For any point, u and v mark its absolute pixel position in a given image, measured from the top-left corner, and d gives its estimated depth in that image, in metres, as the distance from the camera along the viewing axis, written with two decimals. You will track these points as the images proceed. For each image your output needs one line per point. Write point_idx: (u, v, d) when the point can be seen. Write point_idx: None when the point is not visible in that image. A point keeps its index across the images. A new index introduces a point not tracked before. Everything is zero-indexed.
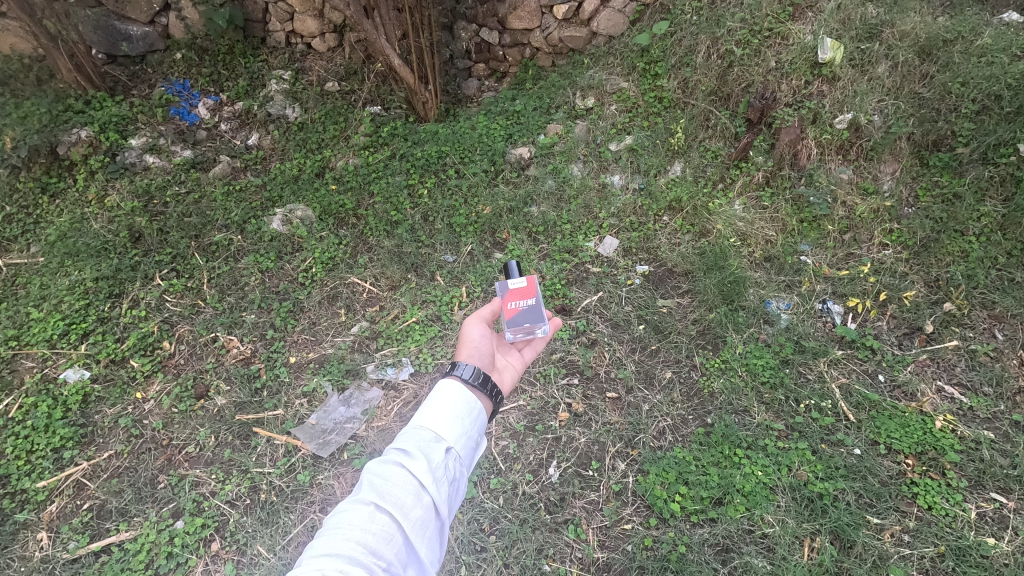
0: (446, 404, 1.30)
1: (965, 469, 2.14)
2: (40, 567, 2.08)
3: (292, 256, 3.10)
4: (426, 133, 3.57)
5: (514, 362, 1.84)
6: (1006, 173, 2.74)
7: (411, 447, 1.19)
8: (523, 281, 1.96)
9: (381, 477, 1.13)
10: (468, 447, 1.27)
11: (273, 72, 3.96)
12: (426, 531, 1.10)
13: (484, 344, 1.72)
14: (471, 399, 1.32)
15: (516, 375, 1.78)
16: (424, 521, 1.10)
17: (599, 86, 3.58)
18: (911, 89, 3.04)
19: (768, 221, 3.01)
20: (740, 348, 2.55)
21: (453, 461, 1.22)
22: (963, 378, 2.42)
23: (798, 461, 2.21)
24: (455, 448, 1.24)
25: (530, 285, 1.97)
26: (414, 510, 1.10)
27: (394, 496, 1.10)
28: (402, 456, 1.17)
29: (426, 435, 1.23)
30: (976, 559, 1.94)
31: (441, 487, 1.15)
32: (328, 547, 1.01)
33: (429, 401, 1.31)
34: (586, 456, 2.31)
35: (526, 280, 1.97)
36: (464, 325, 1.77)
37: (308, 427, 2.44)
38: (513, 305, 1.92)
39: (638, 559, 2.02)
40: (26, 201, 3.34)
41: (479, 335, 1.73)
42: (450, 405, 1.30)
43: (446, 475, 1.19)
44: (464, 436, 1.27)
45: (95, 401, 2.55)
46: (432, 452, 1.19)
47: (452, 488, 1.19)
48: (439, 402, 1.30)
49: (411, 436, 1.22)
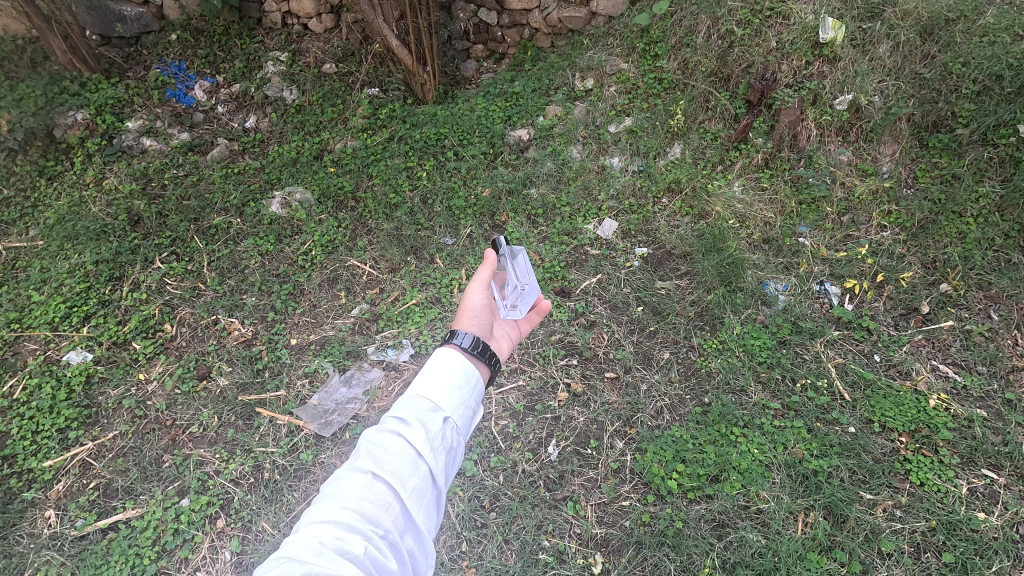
0: (443, 374, 1.31)
1: (957, 446, 2.17)
2: (49, 544, 2.12)
3: (291, 239, 3.10)
4: (425, 115, 3.55)
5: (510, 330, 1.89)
6: (1006, 153, 2.76)
7: (409, 416, 1.21)
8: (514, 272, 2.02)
9: (378, 446, 1.15)
10: (465, 417, 1.29)
11: (269, 53, 3.91)
12: (423, 499, 1.12)
13: (486, 313, 1.74)
14: (468, 368, 1.35)
15: (511, 344, 1.84)
16: (421, 490, 1.13)
17: (599, 67, 3.55)
18: (912, 69, 3.03)
19: (767, 203, 3.02)
20: (738, 329, 2.58)
21: (451, 431, 1.24)
22: (958, 358, 2.44)
23: (795, 438, 2.24)
24: (453, 418, 1.25)
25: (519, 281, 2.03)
26: (411, 479, 1.12)
27: (391, 466, 1.12)
28: (399, 425, 1.19)
29: (424, 404, 1.24)
30: (965, 533, 1.98)
31: (438, 456, 1.17)
32: (326, 514, 1.04)
33: (426, 370, 1.32)
34: (585, 435, 2.34)
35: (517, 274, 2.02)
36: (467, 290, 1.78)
37: (310, 408, 2.47)
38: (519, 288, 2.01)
39: (636, 534, 2.06)
40: (24, 184, 3.33)
41: (480, 303, 1.75)
42: (447, 376, 1.31)
43: (444, 444, 1.20)
44: (461, 405, 1.29)
45: (98, 381, 2.57)
46: (429, 422, 1.21)
47: (448, 457, 1.21)
48: (436, 373, 1.31)
49: (408, 405, 1.24)
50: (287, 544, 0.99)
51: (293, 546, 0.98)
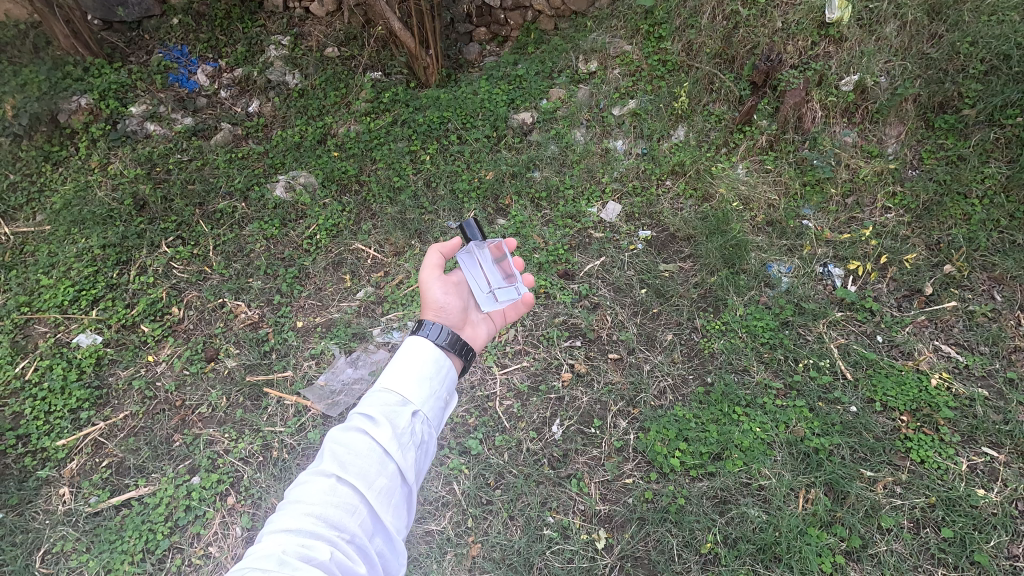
0: (411, 366, 1.33)
1: (958, 424, 2.19)
2: (64, 520, 2.17)
3: (296, 223, 3.12)
4: (427, 99, 3.53)
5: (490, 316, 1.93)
6: (1013, 134, 2.75)
7: (376, 413, 1.22)
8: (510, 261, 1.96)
9: (342, 446, 1.16)
10: (434, 409, 1.31)
11: (272, 37, 3.89)
12: (391, 499, 1.14)
13: (449, 302, 1.78)
14: (437, 360, 1.36)
15: (490, 328, 1.90)
16: (389, 489, 1.15)
17: (602, 49, 3.51)
18: (919, 49, 3.01)
19: (770, 185, 3.01)
20: (741, 310, 2.59)
21: (420, 424, 1.26)
22: (960, 338, 2.45)
23: (796, 417, 2.26)
24: (422, 412, 1.28)
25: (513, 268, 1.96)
26: (378, 479, 1.14)
27: (356, 467, 1.14)
28: (365, 423, 1.21)
29: (391, 400, 1.26)
30: (965, 509, 2.00)
31: (406, 453, 1.19)
32: (288, 522, 1.05)
33: (393, 364, 1.34)
34: (589, 414, 2.37)
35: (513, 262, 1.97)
36: (424, 282, 1.80)
37: (317, 388, 2.50)
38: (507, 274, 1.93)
39: (639, 511, 2.09)
40: (29, 169, 3.35)
41: (442, 294, 1.78)
42: (415, 368, 1.33)
43: (413, 440, 1.22)
44: (429, 399, 1.31)
45: (108, 363, 2.61)
46: (398, 418, 1.23)
47: (418, 452, 1.23)
48: (404, 365, 1.33)
49: (375, 401, 1.25)
50: (249, 555, 1.00)
51: (255, 556, 0.99)
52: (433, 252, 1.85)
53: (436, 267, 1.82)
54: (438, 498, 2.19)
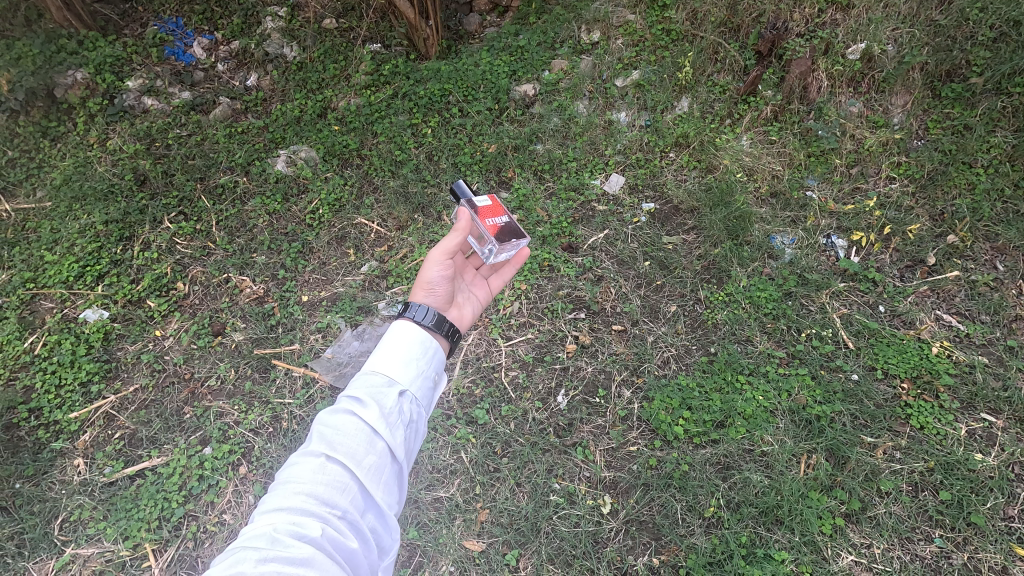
0: (399, 346, 1.34)
1: (958, 391, 2.22)
2: (80, 489, 2.22)
3: (298, 198, 3.10)
4: (428, 71, 3.48)
5: (477, 296, 1.97)
6: (1020, 102, 2.73)
7: (364, 395, 1.24)
8: (488, 202, 2.10)
9: (330, 428, 1.18)
10: (424, 388, 1.33)
11: (268, 9, 3.82)
12: (382, 477, 1.16)
13: (445, 285, 1.76)
14: (426, 340, 1.38)
15: (476, 308, 1.90)
16: (379, 467, 1.17)
17: (605, 19, 3.46)
18: (927, 16, 2.97)
19: (775, 156, 3.00)
20: (745, 282, 2.60)
21: (408, 404, 1.28)
22: (961, 307, 2.47)
23: (798, 385, 2.30)
24: (411, 391, 1.29)
25: (494, 204, 2.12)
26: (367, 457, 1.16)
27: (346, 447, 1.16)
28: (353, 405, 1.22)
29: (379, 380, 1.27)
30: (963, 472, 2.05)
31: (395, 432, 1.21)
32: (280, 502, 1.07)
33: (382, 345, 1.35)
34: (594, 384, 2.39)
35: (489, 200, 2.12)
36: (425, 261, 1.76)
37: (324, 360, 2.53)
38: (492, 222, 2.02)
39: (643, 477, 2.14)
40: (27, 144, 3.31)
41: (439, 275, 1.75)
42: (403, 349, 1.34)
43: (401, 419, 1.24)
44: (418, 378, 1.32)
45: (116, 338, 2.63)
46: (385, 398, 1.25)
47: (407, 430, 1.25)
48: (393, 346, 1.34)
49: (363, 382, 1.27)
50: (242, 535, 1.02)
51: (247, 536, 1.01)
52: (455, 233, 1.78)
53: (448, 250, 1.76)
54: (447, 466, 2.24)
